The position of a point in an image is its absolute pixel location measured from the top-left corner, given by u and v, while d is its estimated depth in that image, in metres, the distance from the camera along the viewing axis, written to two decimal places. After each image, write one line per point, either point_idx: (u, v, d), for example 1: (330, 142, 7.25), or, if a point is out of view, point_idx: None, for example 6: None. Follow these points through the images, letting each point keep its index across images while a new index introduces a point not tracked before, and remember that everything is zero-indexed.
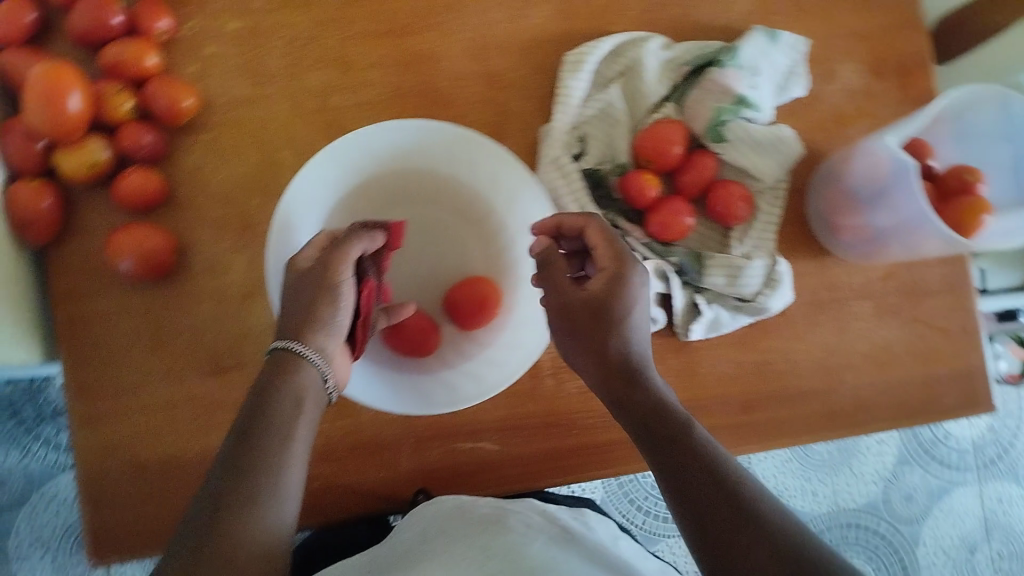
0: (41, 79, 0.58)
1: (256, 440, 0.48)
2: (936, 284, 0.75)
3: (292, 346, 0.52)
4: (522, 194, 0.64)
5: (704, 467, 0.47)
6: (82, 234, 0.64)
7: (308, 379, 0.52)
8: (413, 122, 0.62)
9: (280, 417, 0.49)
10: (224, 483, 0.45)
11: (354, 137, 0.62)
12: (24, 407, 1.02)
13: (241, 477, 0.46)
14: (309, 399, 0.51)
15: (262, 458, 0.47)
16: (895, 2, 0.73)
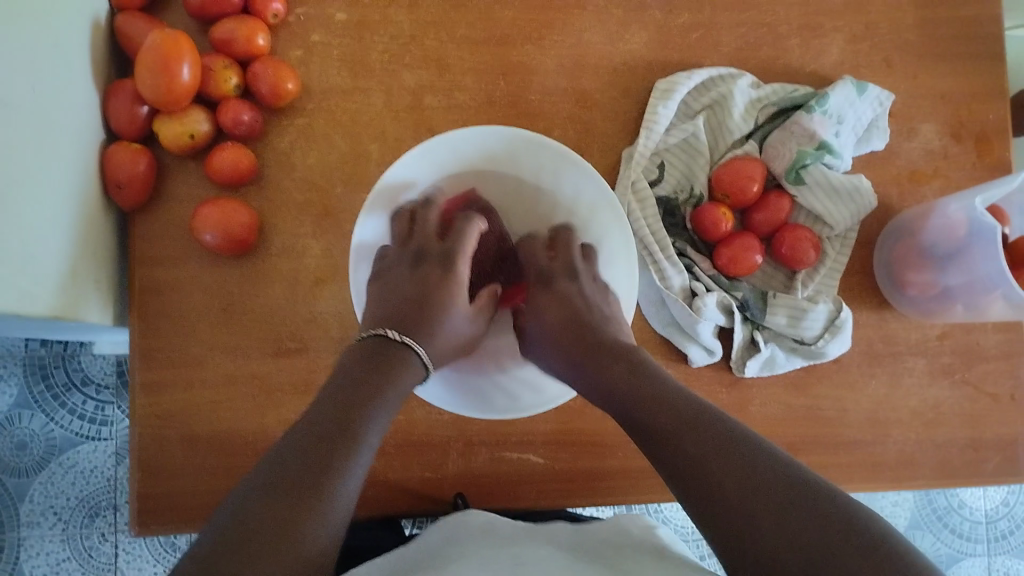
0: (156, 44, 0.60)
1: (341, 421, 0.46)
2: (991, 350, 0.75)
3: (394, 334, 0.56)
4: (602, 214, 0.65)
5: (687, 424, 0.47)
6: (170, 200, 0.65)
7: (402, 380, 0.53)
8: (508, 129, 0.63)
9: (367, 407, 0.48)
10: (307, 442, 0.44)
11: (451, 136, 0.63)
12: (56, 372, 0.99)
13: (324, 450, 0.44)
14: (390, 401, 0.50)
15: (345, 439, 0.45)
16: (969, 69, 0.77)
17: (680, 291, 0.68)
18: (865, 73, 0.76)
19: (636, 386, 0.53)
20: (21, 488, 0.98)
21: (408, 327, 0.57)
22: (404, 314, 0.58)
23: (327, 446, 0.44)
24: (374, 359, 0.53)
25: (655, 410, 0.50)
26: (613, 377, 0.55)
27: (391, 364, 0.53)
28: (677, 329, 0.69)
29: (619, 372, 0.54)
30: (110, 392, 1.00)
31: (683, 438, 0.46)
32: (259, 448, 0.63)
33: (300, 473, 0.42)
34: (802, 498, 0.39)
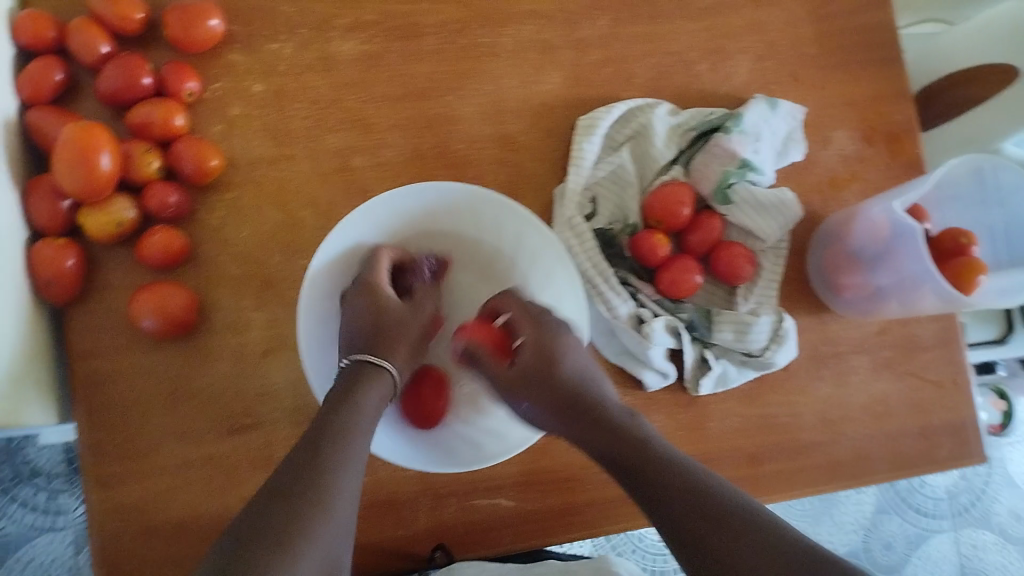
0: (72, 137, 0.59)
1: (326, 438, 0.50)
2: (928, 339, 0.77)
3: (375, 359, 0.58)
4: (543, 251, 0.66)
5: (684, 485, 0.50)
6: (102, 291, 0.64)
7: (376, 391, 0.56)
8: (445, 184, 0.64)
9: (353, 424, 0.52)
10: (266, 506, 0.45)
11: (388, 197, 0.64)
12: (1, 468, 0.94)
13: (316, 466, 0.48)
14: (370, 411, 0.54)
15: (335, 454, 0.49)
16: (869, 76, 0.81)
17: (628, 319, 0.69)
18: (774, 89, 0.79)
19: (638, 450, 0.54)
20: None
21: (383, 349, 0.60)
22: (375, 341, 0.60)
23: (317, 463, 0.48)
24: (350, 381, 0.56)
25: (661, 476, 0.52)
26: (609, 443, 0.56)
27: (365, 382, 0.56)
28: (629, 356, 0.70)
29: (615, 438, 0.56)
30: (60, 482, 0.96)
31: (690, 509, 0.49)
32: (222, 533, 0.62)
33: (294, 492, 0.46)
34: (803, 556, 0.43)
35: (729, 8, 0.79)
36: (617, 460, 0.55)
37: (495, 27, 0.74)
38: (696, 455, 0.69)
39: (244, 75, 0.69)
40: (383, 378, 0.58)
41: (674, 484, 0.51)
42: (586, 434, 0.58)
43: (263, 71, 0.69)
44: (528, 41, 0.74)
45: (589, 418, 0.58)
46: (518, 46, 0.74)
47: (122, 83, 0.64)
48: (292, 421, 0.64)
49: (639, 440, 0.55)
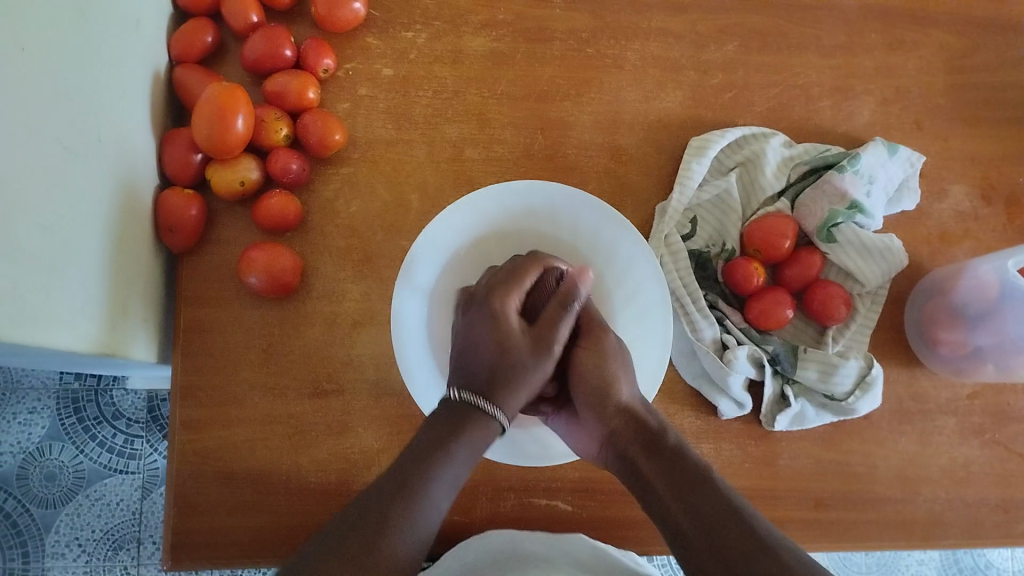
0: (213, 96, 0.63)
1: (410, 486, 0.47)
2: (1021, 410, 0.75)
3: (480, 404, 0.51)
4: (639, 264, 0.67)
5: (731, 517, 0.48)
6: (217, 244, 0.68)
7: (475, 443, 0.50)
8: (554, 185, 0.66)
9: (438, 471, 0.48)
10: (375, 501, 0.46)
11: (496, 190, 0.66)
12: (87, 406, 1.01)
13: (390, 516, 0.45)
14: (463, 463, 0.50)
15: (410, 507, 0.46)
16: (995, 133, 0.79)
17: (711, 343, 0.69)
18: (893, 134, 0.77)
19: (677, 468, 0.53)
20: (48, 518, 0.98)
21: (493, 387, 0.52)
22: (491, 377, 0.52)
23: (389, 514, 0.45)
24: (451, 419, 0.51)
25: (697, 497, 0.50)
26: (648, 464, 0.54)
27: (468, 427, 0.50)
28: (707, 380, 0.69)
29: (656, 456, 0.54)
30: (139, 426, 1.02)
31: (730, 533, 0.47)
32: (295, 489, 0.64)
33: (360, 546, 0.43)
34: None
35: (857, 48, 0.78)
36: (659, 482, 0.53)
37: (620, 41, 0.75)
38: (763, 489, 0.69)
39: (375, 57, 0.72)
40: (487, 422, 0.51)
41: (712, 506, 0.49)
42: (631, 456, 0.56)
43: (393, 56, 0.72)
44: (651, 58, 0.75)
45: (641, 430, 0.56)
46: (640, 61, 0.75)
47: (263, 52, 0.68)
48: (373, 392, 0.67)
49: (680, 457, 0.54)
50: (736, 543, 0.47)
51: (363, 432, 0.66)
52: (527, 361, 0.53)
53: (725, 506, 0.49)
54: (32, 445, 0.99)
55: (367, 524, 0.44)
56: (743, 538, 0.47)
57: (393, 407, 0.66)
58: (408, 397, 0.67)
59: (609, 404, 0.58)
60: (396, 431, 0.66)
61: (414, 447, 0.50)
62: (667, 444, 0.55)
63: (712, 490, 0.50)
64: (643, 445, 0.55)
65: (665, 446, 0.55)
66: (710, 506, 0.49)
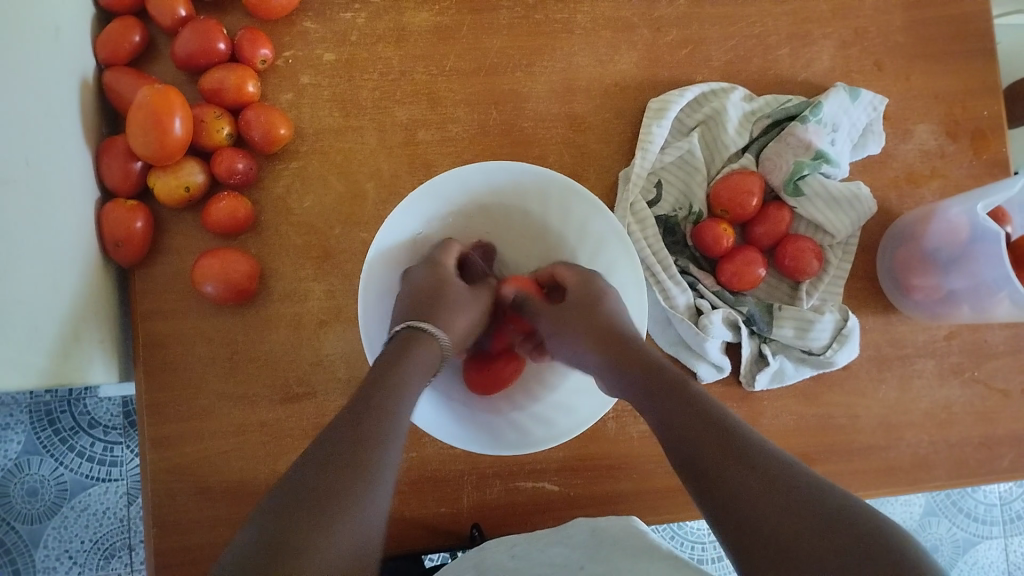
0: (147, 101, 0.60)
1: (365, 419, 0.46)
2: (999, 346, 0.74)
3: (423, 325, 0.57)
4: (606, 237, 0.64)
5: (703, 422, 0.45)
6: (169, 253, 0.65)
7: (417, 364, 0.53)
8: (519, 165, 0.62)
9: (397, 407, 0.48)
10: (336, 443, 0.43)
11: (458, 174, 0.62)
12: (61, 417, 0.99)
13: (362, 443, 0.44)
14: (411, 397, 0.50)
15: (372, 441, 0.44)
16: (958, 67, 0.77)
17: (685, 310, 0.68)
18: (854, 78, 0.76)
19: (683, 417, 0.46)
20: (35, 533, 0.97)
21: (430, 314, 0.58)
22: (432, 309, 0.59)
23: (354, 451, 0.43)
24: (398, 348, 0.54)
25: (701, 451, 0.44)
26: (654, 413, 0.49)
27: (410, 352, 0.54)
28: (684, 347, 0.68)
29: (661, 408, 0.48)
30: (117, 433, 1.00)
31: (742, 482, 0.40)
32: None
33: (333, 478, 0.41)
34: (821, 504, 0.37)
35: None
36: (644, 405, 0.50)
37: (569, 4, 0.72)
38: None
39: (316, 43, 0.69)
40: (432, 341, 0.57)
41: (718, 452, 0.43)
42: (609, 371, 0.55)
43: (334, 39, 0.69)
44: (602, 19, 0.72)
45: (612, 341, 0.57)
46: (591, 23, 0.72)
47: (197, 47, 0.64)
48: (345, 391, 0.65)
49: (688, 401, 0.47)
50: (747, 491, 0.40)
51: None
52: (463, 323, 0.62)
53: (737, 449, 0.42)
54: (10, 461, 0.97)
55: (335, 459, 0.42)
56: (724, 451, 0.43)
57: None
58: None
59: (588, 319, 0.59)
60: None
61: (361, 393, 0.48)
62: (666, 377, 0.51)
63: (725, 441, 0.43)
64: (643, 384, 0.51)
65: (665, 388, 0.50)
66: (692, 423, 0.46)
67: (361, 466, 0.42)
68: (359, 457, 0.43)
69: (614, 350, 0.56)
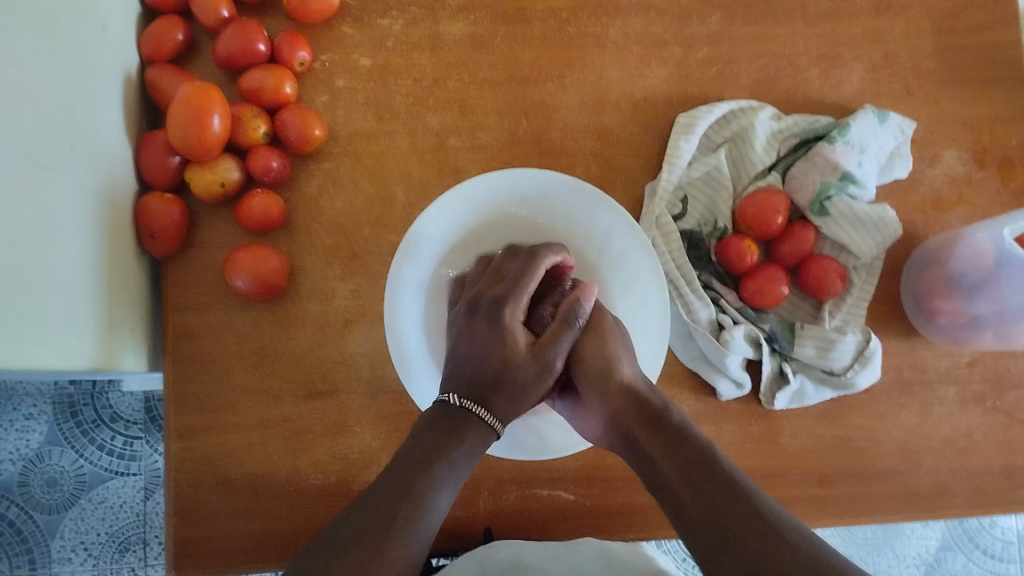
0: (188, 97, 0.61)
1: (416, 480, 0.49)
2: (1023, 375, 0.74)
3: (480, 412, 0.53)
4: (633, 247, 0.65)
5: (719, 482, 0.48)
6: (201, 247, 0.66)
7: (469, 447, 0.52)
8: (549, 174, 0.64)
9: (438, 477, 0.49)
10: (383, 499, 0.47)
11: (491, 178, 0.65)
12: (84, 409, 1.00)
13: (391, 510, 0.46)
14: (459, 466, 0.51)
15: (416, 499, 0.48)
16: (988, 95, 0.77)
17: (707, 325, 0.68)
18: (884, 102, 0.76)
19: (719, 493, 0.48)
20: (52, 524, 0.98)
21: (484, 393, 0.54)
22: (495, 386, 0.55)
23: (395, 507, 0.47)
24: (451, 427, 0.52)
25: (716, 511, 0.47)
26: (683, 484, 0.49)
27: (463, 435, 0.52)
28: (704, 362, 0.68)
29: (694, 483, 0.49)
30: (138, 428, 1.01)
31: (775, 561, 0.43)
32: (293, 492, 0.64)
33: (368, 533, 0.45)
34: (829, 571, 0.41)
35: (845, 15, 0.76)
36: (660, 463, 0.52)
37: (602, 19, 0.73)
38: (767, 468, 0.68)
39: (353, 48, 0.70)
40: (483, 428, 0.53)
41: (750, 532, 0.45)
42: (636, 439, 0.54)
43: (371, 45, 0.70)
44: (634, 35, 0.73)
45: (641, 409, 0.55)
46: (623, 38, 0.73)
47: (237, 47, 0.66)
48: (367, 390, 0.66)
49: (701, 459, 0.50)
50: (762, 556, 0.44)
51: (358, 431, 0.65)
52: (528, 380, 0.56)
53: (769, 531, 0.45)
54: (31, 451, 0.98)
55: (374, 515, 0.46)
56: (741, 513, 0.46)
57: (388, 404, 0.66)
58: (402, 393, 0.66)
59: (611, 386, 0.57)
60: (392, 429, 0.65)
61: (410, 447, 0.51)
62: (694, 442, 0.52)
63: (756, 520, 0.46)
64: (677, 459, 0.51)
65: (693, 453, 0.51)
66: (709, 482, 0.48)
67: (393, 529, 0.46)
68: (396, 514, 0.46)
69: (637, 415, 0.55)
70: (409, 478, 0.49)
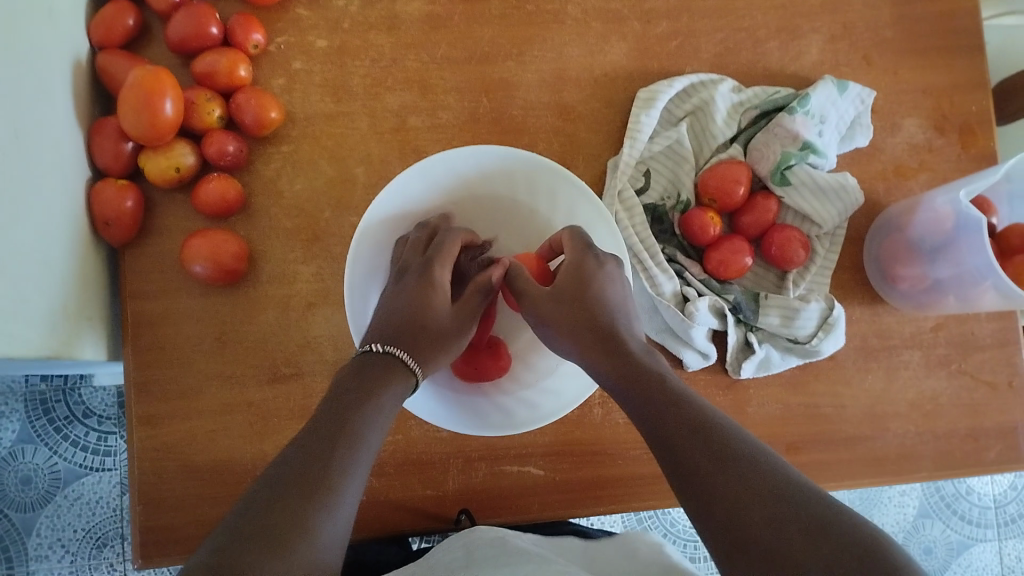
0: (139, 82, 0.61)
1: (347, 420, 0.47)
2: (986, 339, 0.75)
3: (384, 344, 0.55)
4: (595, 221, 0.65)
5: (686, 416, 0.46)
6: (159, 234, 0.66)
7: (396, 391, 0.52)
8: (505, 150, 0.63)
9: (370, 417, 0.49)
10: (318, 443, 0.45)
11: (448, 157, 0.63)
12: (56, 406, 0.99)
13: (324, 454, 0.44)
14: (387, 410, 0.50)
15: (348, 441, 0.46)
16: (949, 62, 0.78)
17: (672, 297, 0.68)
18: (843, 72, 0.76)
19: (675, 426, 0.45)
20: (27, 521, 0.97)
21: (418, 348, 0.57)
22: (417, 336, 0.57)
23: (330, 449, 0.45)
24: (379, 372, 0.53)
25: (683, 444, 0.44)
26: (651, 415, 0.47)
27: (393, 377, 0.53)
28: (671, 334, 0.69)
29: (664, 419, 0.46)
30: (111, 423, 1.00)
31: (725, 484, 0.40)
32: (261, 477, 0.63)
33: (307, 476, 0.42)
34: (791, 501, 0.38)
35: None
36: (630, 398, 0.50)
37: None
38: None
39: (309, 28, 0.69)
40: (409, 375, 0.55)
41: (704, 457, 0.42)
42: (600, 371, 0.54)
43: (328, 26, 0.70)
44: (593, 10, 0.73)
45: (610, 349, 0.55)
46: (582, 14, 0.73)
47: (190, 31, 0.65)
48: (333, 372, 0.65)
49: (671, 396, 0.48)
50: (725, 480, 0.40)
51: None
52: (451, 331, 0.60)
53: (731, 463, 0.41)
54: (4, 450, 0.97)
55: (310, 460, 0.44)
56: (705, 440, 0.43)
57: None
58: None
59: (605, 326, 0.57)
60: None
61: (335, 395, 0.50)
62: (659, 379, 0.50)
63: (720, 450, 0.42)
64: (642, 394, 0.49)
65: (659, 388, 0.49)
66: (677, 415, 0.46)
67: (329, 476, 0.43)
68: (334, 457, 0.44)
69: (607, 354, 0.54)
70: (344, 416, 0.47)
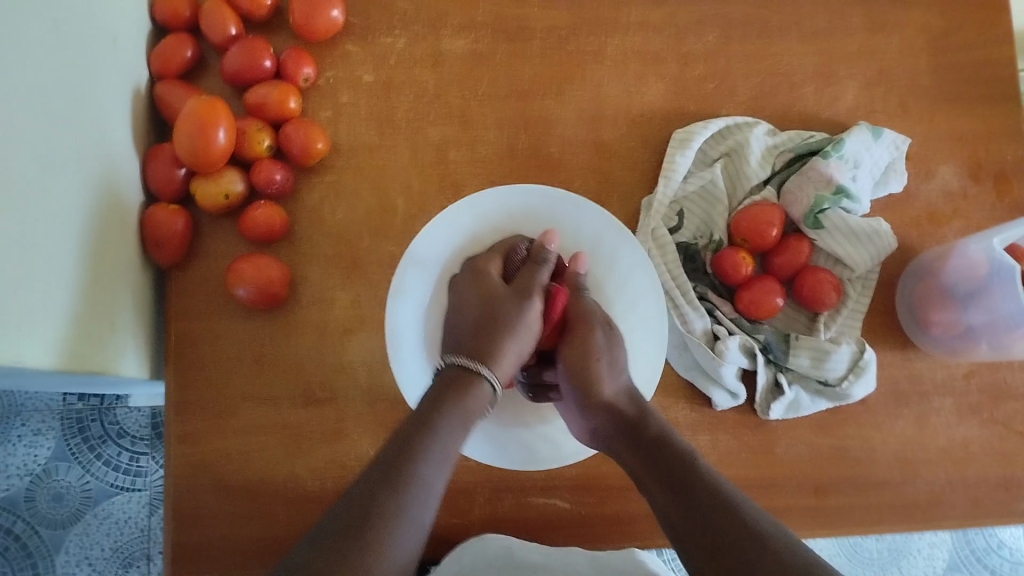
0: (193, 110, 0.63)
1: (411, 448, 0.51)
2: (1019, 388, 0.74)
3: (472, 365, 0.58)
4: (637, 269, 0.67)
5: (712, 497, 0.51)
6: (205, 258, 0.68)
7: (452, 423, 0.54)
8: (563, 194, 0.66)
9: (430, 448, 0.52)
10: (378, 476, 0.49)
11: (498, 194, 0.66)
12: (91, 425, 1.01)
13: (385, 488, 0.48)
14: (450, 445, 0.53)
15: (404, 478, 0.49)
16: (982, 111, 0.78)
17: (702, 335, 0.69)
18: (878, 117, 0.77)
19: (705, 501, 0.51)
20: (57, 538, 0.99)
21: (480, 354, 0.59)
22: (481, 336, 0.60)
23: (389, 478, 0.49)
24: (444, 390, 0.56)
25: (716, 521, 0.49)
26: (671, 502, 0.53)
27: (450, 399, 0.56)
28: (700, 372, 0.69)
29: (683, 498, 0.52)
30: (144, 444, 1.02)
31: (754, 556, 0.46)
32: (295, 498, 0.64)
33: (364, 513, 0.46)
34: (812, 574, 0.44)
35: (838, 32, 0.78)
36: (650, 479, 0.56)
37: (599, 36, 0.75)
38: (763, 478, 0.69)
39: (356, 63, 0.72)
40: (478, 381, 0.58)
41: (734, 535, 0.48)
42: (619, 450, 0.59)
43: (374, 62, 0.72)
44: (631, 52, 0.75)
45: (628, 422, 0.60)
46: (620, 56, 0.75)
47: (244, 63, 0.68)
48: (367, 398, 0.67)
49: (691, 476, 0.54)
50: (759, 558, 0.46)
51: (357, 438, 0.66)
52: (511, 318, 0.61)
53: (750, 533, 0.48)
54: (39, 466, 0.99)
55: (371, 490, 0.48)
56: (729, 519, 0.49)
57: (387, 412, 0.66)
58: (401, 402, 0.67)
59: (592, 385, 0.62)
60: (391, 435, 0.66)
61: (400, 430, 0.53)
62: (678, 458, 0.55)
63: (745, 529, 0.48)
64: (662, 477, 0.55)
65: (679, 469, 0.54)
66: (705, 501, 0.51)
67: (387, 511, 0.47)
68: (393, 486, 0.48)
69: (624, 431, 0.59)
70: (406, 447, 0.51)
